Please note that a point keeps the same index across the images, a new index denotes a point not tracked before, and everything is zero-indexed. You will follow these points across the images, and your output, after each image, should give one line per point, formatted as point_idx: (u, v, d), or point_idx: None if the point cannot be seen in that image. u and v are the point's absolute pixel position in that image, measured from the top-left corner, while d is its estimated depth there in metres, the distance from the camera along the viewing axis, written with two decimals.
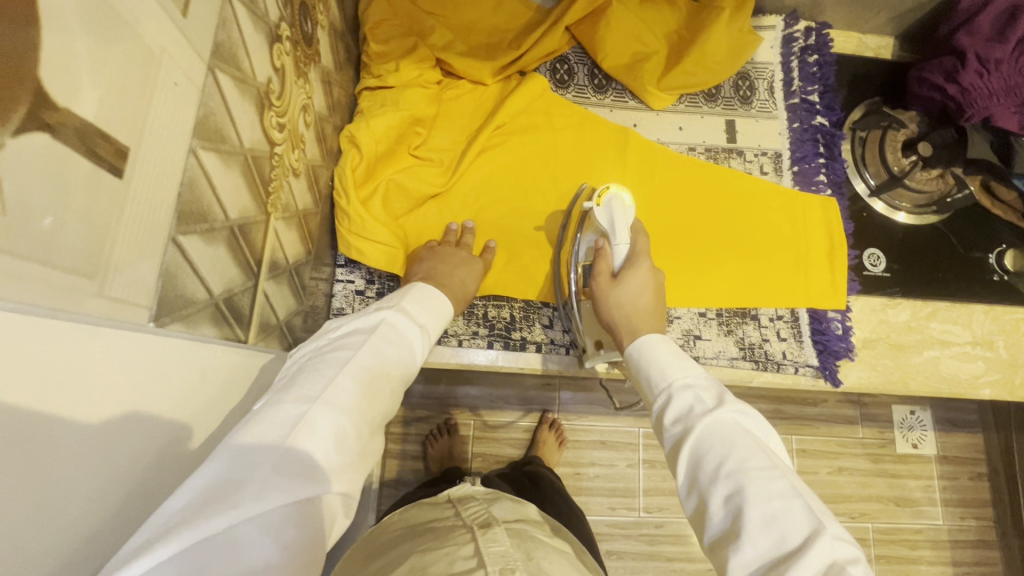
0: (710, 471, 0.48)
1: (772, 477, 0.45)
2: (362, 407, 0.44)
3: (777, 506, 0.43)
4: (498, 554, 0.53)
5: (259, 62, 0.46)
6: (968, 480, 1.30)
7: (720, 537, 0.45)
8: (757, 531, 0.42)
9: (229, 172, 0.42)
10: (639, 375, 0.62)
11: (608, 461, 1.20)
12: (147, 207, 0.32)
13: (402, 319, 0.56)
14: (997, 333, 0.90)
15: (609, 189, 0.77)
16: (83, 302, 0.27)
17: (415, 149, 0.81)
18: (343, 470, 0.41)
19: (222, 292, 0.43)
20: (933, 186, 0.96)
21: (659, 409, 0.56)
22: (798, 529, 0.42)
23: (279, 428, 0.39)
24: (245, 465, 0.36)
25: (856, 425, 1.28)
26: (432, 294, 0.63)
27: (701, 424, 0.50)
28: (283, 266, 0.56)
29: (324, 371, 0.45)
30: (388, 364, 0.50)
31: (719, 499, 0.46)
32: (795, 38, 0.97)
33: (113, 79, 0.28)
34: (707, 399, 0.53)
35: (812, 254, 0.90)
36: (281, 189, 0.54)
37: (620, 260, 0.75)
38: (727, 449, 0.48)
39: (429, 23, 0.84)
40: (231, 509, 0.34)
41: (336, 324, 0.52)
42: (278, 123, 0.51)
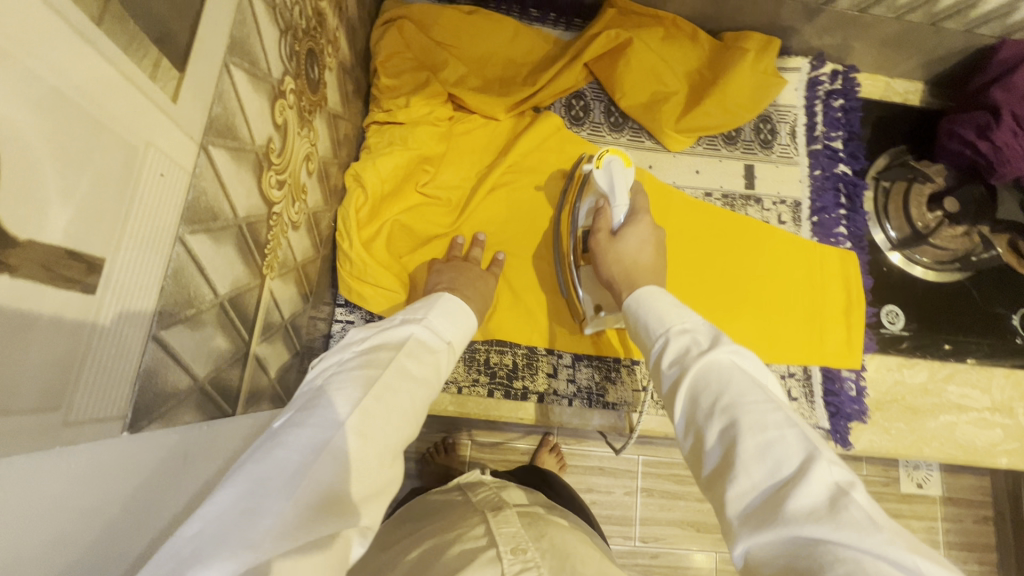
0: (707, 407, 0.43)
1: (770, 409, 0.40)
2: (386, 430, 0.39)
3: (773, 435, 0.38)
4: (509, 535, 0.53)
5: (259, 125, 0.43)
6: (973, 523, 1.26)
7: (715, 471, 0.40)
8: (752, 460, 0.38)
9: (221, 248, 0.39)
10: (637, 325, 0.58)
11: (606, 488, 1.18)
12: (125, 298, 0.29)
13: (427, 334, 0.50)
14: (1017, 399, 0.88)
15: (607, 151, 0.74)
16: (46, 436, 0.25)
17: (423, 187, 0.79)
18: (366, 501, 0.36)
19: (208, 372, 0.40)
20: (957, 244, 0.91)
21: (656, 353, 0.52)
22: (798, 456, 0.37)
23: (298, 454, 0.34)
24: (260, 498, 0.31)
25: (859, 462, 1.24)
26: (460, 307, 0.58)
27: (698, 364, 0.46)
28: (277, 323, 0.54)
29: (346, 393, 0.40)
30: (416, 382, 0.45)
31: (715, 435, 0.41)
32: (820, 81, 0.94)
33: (87, 191, 0.25)
34: (702, 340, 0.49)
35: (828, 311, 0.87)
36: (278, 247, 0.51)
37: (620, 219, 0.73)
38: (725, 386, 0.43)
39: (441, 56, 0.82)
40: (246, 551, 0.28)
41: (359, 337, 0.47)
42: (277, 181, 0.49)
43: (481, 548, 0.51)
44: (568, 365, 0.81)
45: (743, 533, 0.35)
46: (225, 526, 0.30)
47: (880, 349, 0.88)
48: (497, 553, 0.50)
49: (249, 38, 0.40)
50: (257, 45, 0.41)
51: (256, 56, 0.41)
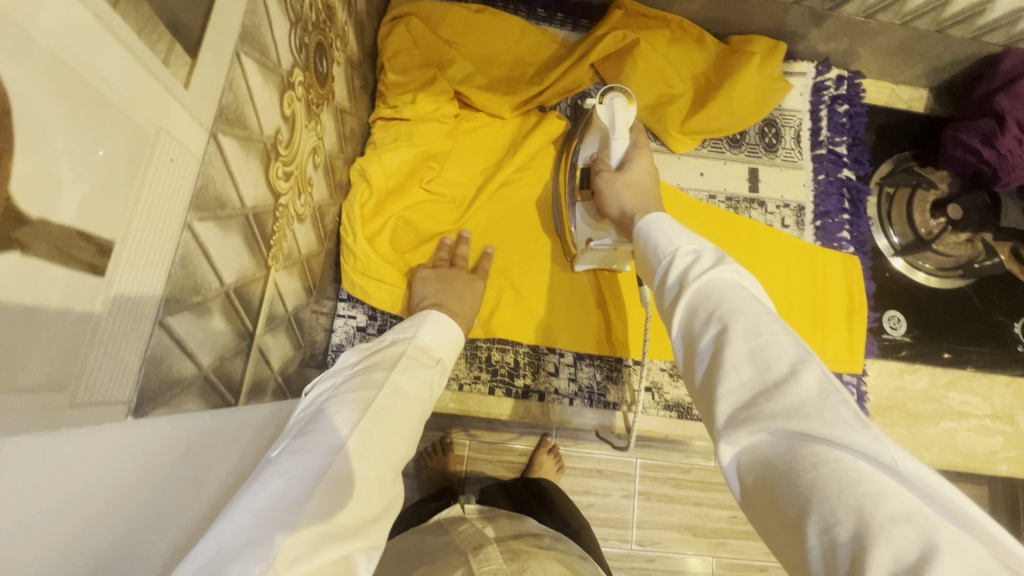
0: (702, 313, 0.40)
1: (766, 316, 0.38)
2: (383, 453, 0.41)
3: (768, 339, 0.36)
4: (490, 573, 0.63)
5: (268, 115, 0.44)
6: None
7: (705, 377, 0.38)
8: (743, 364, 0.35)
9: (228, 237, 0.39)
10: (644, 246, 0.52)
11: (603, 491, 1.17)
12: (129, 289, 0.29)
13: (417, 353, 0.53)
14: (1017, 407, 0.88)
15: (610, 87, 0.70)
16: (51, 419, 0.25)
17: (427, 183, 0.79)
18: (369, 524, 0.37)
19: (213, 361, 0.40)
20: (959, 251, 0.92)
21: (660, 273, 0.47)
22: (790, 359, 0.35)
23: (302, 481, 0.34)
24: (267, 527, 0.31)
25: None
26: (446, 323, 0.60)
27: (696, 276, 0.43)
28: (281, 315, 0.54)
29: (344, 415, 0.41)
30: (409, 401, 0.47)
31: (705, 339, 0.39)
32: (825, 87, 0.94)
33: (99, 172, 0.25)
34: (706, 256, 0.45)
35: (831, 314, 0.87)
36: (284, 238, 0.51)
37: (620, 154, 0.69)
38: (722, 296, 0.40)
39: (449, 54, 0.82)
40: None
41: (351, 362, 0.49)
42: (284, 173, 0.49)
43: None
44: (569, 364, 0.81)
45: (728, 436, 0.34)
46: (235, 552, 0.29)
47: (883, 356, 0.88)
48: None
49: (260, 28, 0.40)
50: (268, 36, 0.41)
51: (266, 47, 0.41)
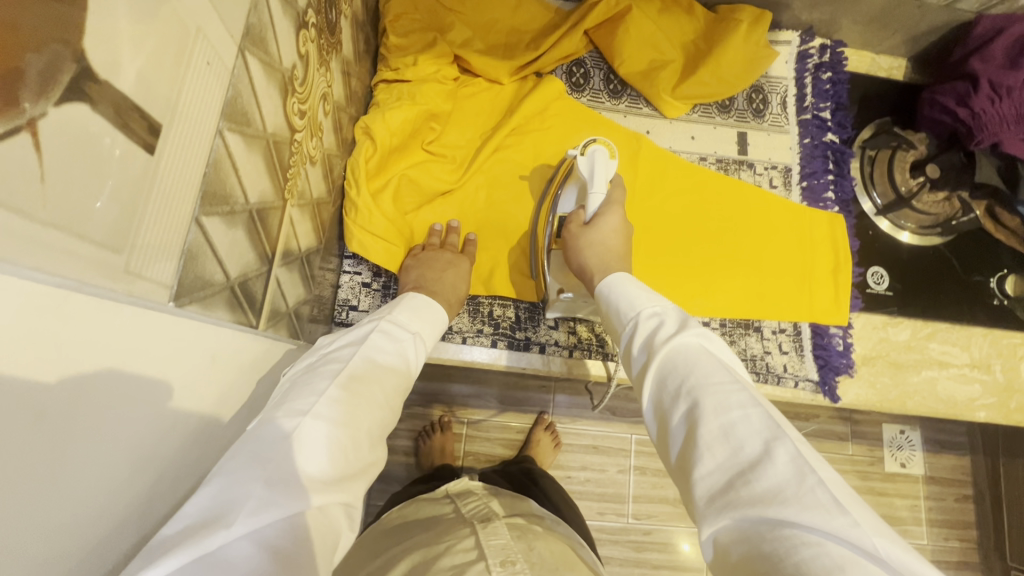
0: (672, 391, 0.48)
1: (732, 389, 0.45)
2: (361, 420, 0.44)
3: (736, 415, 0.42)
4: (498, 547, 0.59)
5: (287, 47, 0.46)
6: (953, 501, 1.31)
7: (682, 451, 0.44)
8: (716, 441, 0.42)
9: (251, 154, 0.41)
10: (607, 307, 0.62)
11: (598, 466, 1.21)
12: (170, 187, 0.31)
13: (391, 328, 0.56)
14: (994, 356, 0.92)
15: (593, 140, 0.75)
16: (111, 273, 0.27)
17: (429, 144, 0.81)
18: (344, 481, 0.40)
19: (238, 276, 0.43)
20: (939, 209, 0.97)
21: (626, 337, 0.56)
22: (762, 438, 0.41)
23: (268, 443, 0.38)
24: (237, 480, 0.35)
25: (845, 442, 1.29)
26: (425, 303, 0.64)
27: (665, 347, 0.51)
28: (295, 254, 0.56)
29: (314, 385, 0.45)
30: (382, 371, 0.50)
31: (679, 416, 0.46)
32: (809, 55, 0.98)
33: (153, 53, 0.28)
34: (670, 323, 0.54)
35: (817, 271, 0.90)
36: (298, 176, 0.54)
37: (596, 206, 0.74)
38: (687, 369, 0.48)
39: (448, 20, 0.85)
40: (222, 529, 0.33)
41: (329, 341, 0.52)
42: (299, 110, 0.51)
43: (471, 560, 0.57)
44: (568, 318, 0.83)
45: (708, 516, 0.39)
46: (209, 514, 0.33)
47: (867, 309, 0.92)
48: (487, 565, 0.56)
49: None
50: None
51: None
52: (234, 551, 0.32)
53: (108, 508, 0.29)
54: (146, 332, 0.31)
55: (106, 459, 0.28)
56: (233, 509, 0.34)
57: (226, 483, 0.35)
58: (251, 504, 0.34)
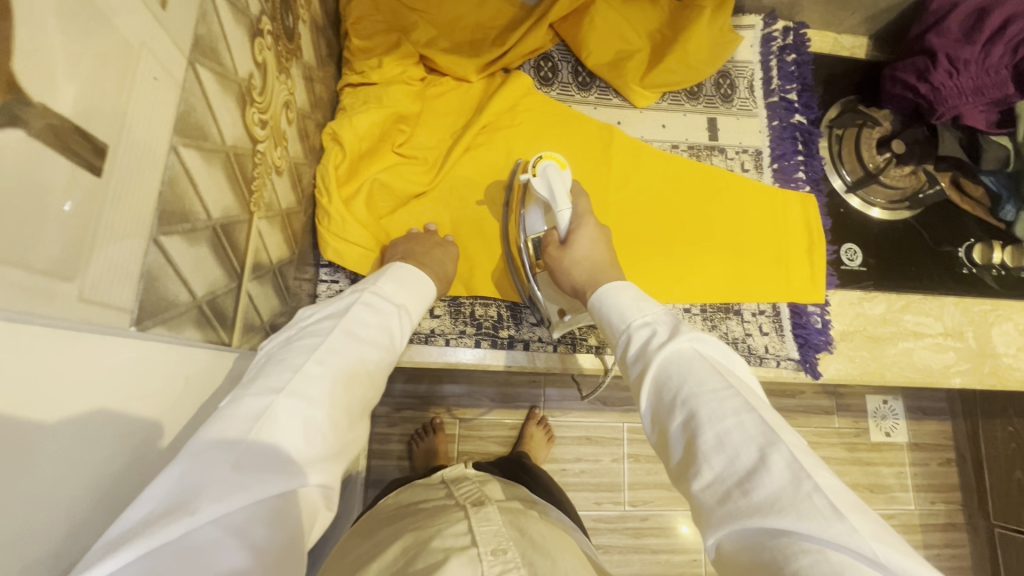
0: (668, 398, 0.48)
1: (726, 396, 0.44)
2: (340, 400, 0.44)
3: (731, 423, 0.42)
4: (490, 534, 0.58)
5: (241, 57, 0.45)
6: (937, 465, 1.34)
7: (682, 460, 0.44)
8: (713, 452, 0.42)
9: (211, 170, 0.41)
10: (600, 315, 0.62)
11: (593, 457, 1.21)
12: (123, 193, 0.30)
13: (375, 300, 0.56)
14: (967, 324, 0.94)
15: (543, 156, 0.75)
16: (64, 303, 0.26)
17: (399, 147, 0.80)
18: (322, 462, 0.40)
19: (206, 293, 0.42)
20: (906, 182, 0.98)
21: (621, 346, 0.56)
22: (758, 445, 0.41)
23: (240, 424, 0.37)
24: (207, 465, 0.34)
25: (831, 415, 1.32)
26: (412, 273, 0.64)
27: (658, 353, 0.50)
28: (267, 265, 0.55)
29: (292, 361, 0.44)
30: (363, 344, 0.50)
31: (677, 425, 0.46)
32: (773, 38, 0.99)
33: (92, 71, 0.27)
34: (662, 329, 0.53)
35: (792, 251, 0.92)
36: (263, 188, 0.52)
37: (564, 223, 0.74)
38: (682, 377, 0.47)
39: (411, 19, 0.83)
40: (187, 516, 0.31)
41: (311, 313, 0.52)
42: (259, 120, 0.50)
43: (462, 547, 0.56)
44: None
45: (711, 527, 0.40)
46: (179, 496, 0.32)
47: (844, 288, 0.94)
48: (478, 553, 0.54)
49: None
50: None
51: None
52: (201, 537, 0.31)
53: (80, 534, 0.29)
54: (110, 361, 0.30)
55: (71, 496, 0.28)
56: (200, 493, 0.32)
57: (193, 467, 0.34)
58: (218, 489, 0.33)
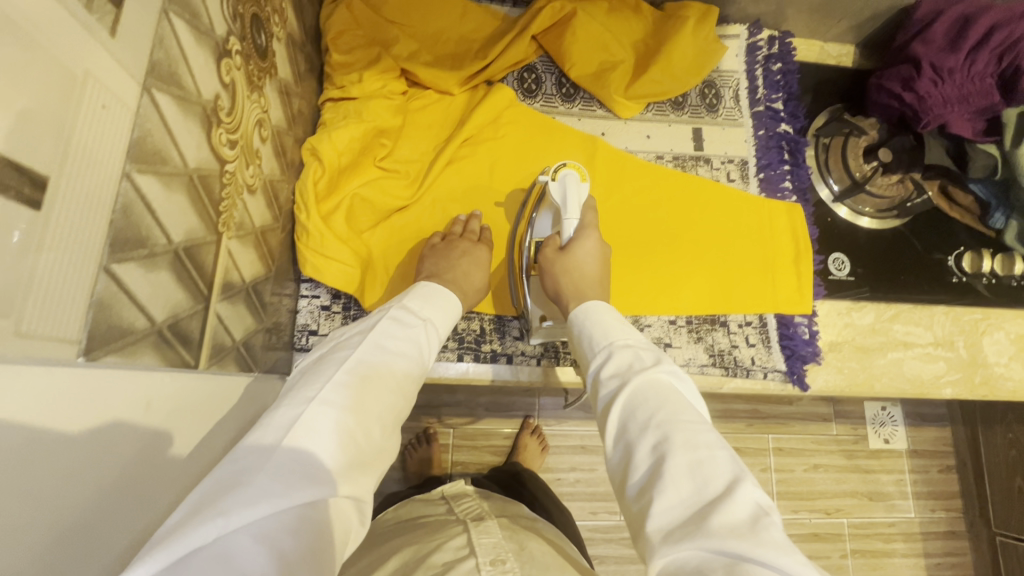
0: (640, 422, 0.48)
1: (699, 428, 0.46)
2: (366, 406, 0.48)
3: (702, 454, 0.44)
4: (488, 545, 0.58)
5: (205, 78, 0.45)
6: (938, 472, 1.33)
7: (643, 482, 0.45)
8: (682, 477, 0.43)
9: (171, 194, 0.40)
10: (580, 334, 0.62)
11: (588, 466, 1.20)
12: (66, 224, 0.29)
13: (401, 315, 0.59)
14: (957, 333, 0.93)
15: (564, 164, 0.76)
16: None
17: (381, 161, 0.80)
18: (348, 470, 0.43)
19: (166, 318, 0.41)
20: (893, 191, 0.98)
21: (596, 366, 0.57)
22: (724, 478, 0.43)
23: (276, 432, 0.43)
24: (245, 469, 0.40)
25: (829, 422, 1.30)
26: (438, 290, 0.66)
27: (637, 378, 0.52)
28: (239, 285, 0.55)
29: (324, 373, 0.49)
30: (389, 357, 0.54)
31: (645, 448, 0.46)
32: (759, 47, 0.98)
33: (26, 104, 0.26)
34: (644, 357, 0.54)
35: (779, 261, 0.91)
36: (233, 208, 0.52)
37: (569, 232, 0.75)
38: (658, 404, 0.49)
39: (392, 33, 0.83)
40: (219, 517, 0.36)
41: (343, 333, 0.56)
42: (228, 140, 0.50)
43: (462, 558, 0.56)
44: None
45: (662, 550, 0.40)
46: (218, 498, 0.37)
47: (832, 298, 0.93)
48: (478, 563, 0.55)
49: None
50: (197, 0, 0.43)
51: (197, 10, 0.42)
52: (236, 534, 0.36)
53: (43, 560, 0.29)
54: (54, 388, 0.29)
55: (27, 517, 0.28)
56: (236, 494, 0.38)
57: (236, 469, 0.40)
58: (251, 490, 0.38)
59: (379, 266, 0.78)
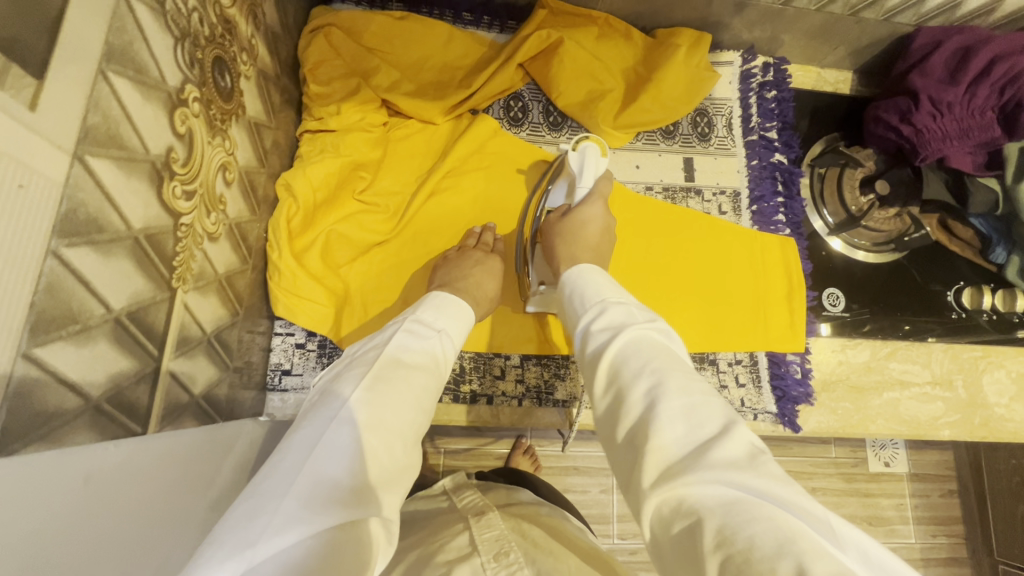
0: (633, 368, 0.45)
1: (691, 376, 0.44)
2: (392, 419, 0.43)
3: (698, 399, 0.41)
4: (493, 540, 0.51)
5: (154, 132, 0.42)
6: (939, 497, 1.23)
7: (637, 426, 0.41)
8: (677, 418, 0.40)
9: (111, 261, 0.38)
10: (568, 297, 0.58)
11: (581, 488, 1.11)
12: None
13: (419, 326, 0.54)
14: (956, 372, 0.90)
15: (585, 137, 0.76)
16: None
17: (360, 194, 0.78)
18: (375, 492, 0.39)
19: (106, 390, 0.39)
20: (889, 225, 0.96)
21: (585, 320, 0.53)
22: (720, 420, 0.40)
23: (294, 458, 0.38)
24: (266, 500, 0.36)
25: (828, 445, 1.19)
26: (451, 301, 0.61)
27: (630, 330, 0.48)
28: (197, 337, 0.53)
29: (342, 390, 0.45)
30: (410, 369, 0.49)
31: (638, 393, 0.43)
32: (752, 74, 0.96)
33: None
34: (637, 314, 0.51)
35: (771, 297, 0.88)
36: (190, 259, 0.50)
37: (580, 198, 0.74)
38: (650, 353, 0.45)
39: (373, 63, 0.81)
40: (246, 550, 0.32)
41: (359, 346, 0.51)
42: (184, 191, 0.48)
43: (464, 556, 0.49)
44: (516, 365, 0.80)
45: (660, 489, 0.36)
46: (240, 530, 0.34)
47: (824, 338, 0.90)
48: (481, 562, 0.48)
49: (133, 46, 0.39)
50: (145, 54, 0.41)
51: (144, 64, 0.40)
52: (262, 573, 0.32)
53: None
54: None
55: None
56: (258, 531, 0.34)
57: (253, 504, 0.35)
58: (274, 525, 0.34)
59: (355, 302, 0.75)
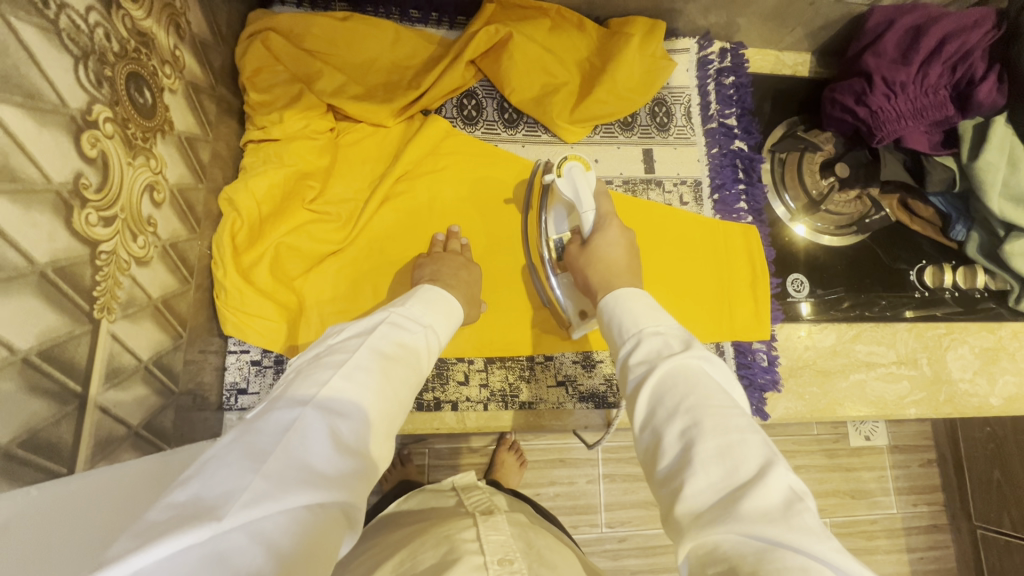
0: (669, 406, 0.42)
1: (729, 412, 0.40)
2: (369, 411, 0.42)
3: (734, 438, 0.38)
4: (498, 543, 0.47)
5: (55, 161, 0.40)
6: (919, 467, 1.23)
7: (673, 470, 0.39)
8: (710, 462, 0.37)
9: (11, 302, 0.37)
10: (608, 324, 0.56)
11: (567, 479, 1.07)
12: None
13: (401, 320, 0.53)
14: (920, 350, 0.91)
15: (568, 158, 0.72)
16: None
17: (310, 203, 0.76)
18: (351, 480, 0.37)
19: (17, 435, 0.38)
20: (851, 208, 0.96)
21: (624, 353, 0.51)
22: (756, 463, 0.36)
23: (268, 436, 0.36)
24: (236, 474, 0.33)
25: (810, 423, 1.19)
26: (439, 296, 0.61)
27: (666, 363, 0.45)
28: (132, 366, 0.51)
29: (319, 375, 0.42)
30: (391, 363, 0.47)
31: (674, 435, 0.40)
32: (710, 60, 0.94)
33: None
34: (673, 342, 0.48)
35: (733, 287, 0.88)
36: (116, 287, 0.48)
37: (589, 223, 0.71)
38: (688, 388, 0.43)
39: (314, 67, 0.78)
40: (214, 521, 0.30)
41: (337, 331, 0.49)
42: (101, 218, 0.45)
43: (469, 552, 0.45)
44: (479, 369, 0.79)
45: (693, 533, 0.34)
46: (205, 502, 0.31)
47: (805, 319, 0.91)
48: (483, 561, 0.44)
49: (20, 70, 0.37)
50: (36, 76, 0.38)
51: (36, 89, 0.38)
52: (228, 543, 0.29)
53: None
54: None
55: None
56: (227, 502, 0.31)
57: (220, 474, 0.33)
58: (247, 496, 0.31)
59: (310, 316, 0.74)
